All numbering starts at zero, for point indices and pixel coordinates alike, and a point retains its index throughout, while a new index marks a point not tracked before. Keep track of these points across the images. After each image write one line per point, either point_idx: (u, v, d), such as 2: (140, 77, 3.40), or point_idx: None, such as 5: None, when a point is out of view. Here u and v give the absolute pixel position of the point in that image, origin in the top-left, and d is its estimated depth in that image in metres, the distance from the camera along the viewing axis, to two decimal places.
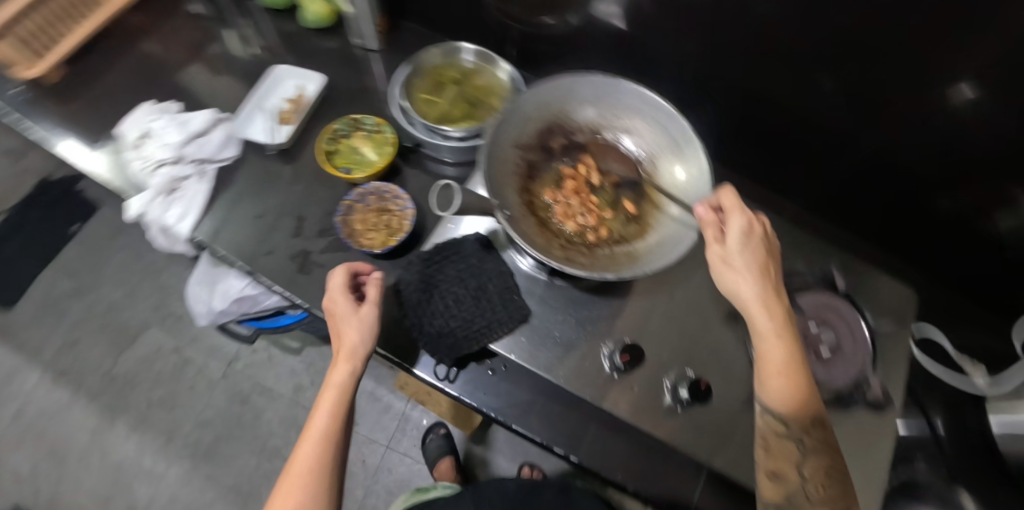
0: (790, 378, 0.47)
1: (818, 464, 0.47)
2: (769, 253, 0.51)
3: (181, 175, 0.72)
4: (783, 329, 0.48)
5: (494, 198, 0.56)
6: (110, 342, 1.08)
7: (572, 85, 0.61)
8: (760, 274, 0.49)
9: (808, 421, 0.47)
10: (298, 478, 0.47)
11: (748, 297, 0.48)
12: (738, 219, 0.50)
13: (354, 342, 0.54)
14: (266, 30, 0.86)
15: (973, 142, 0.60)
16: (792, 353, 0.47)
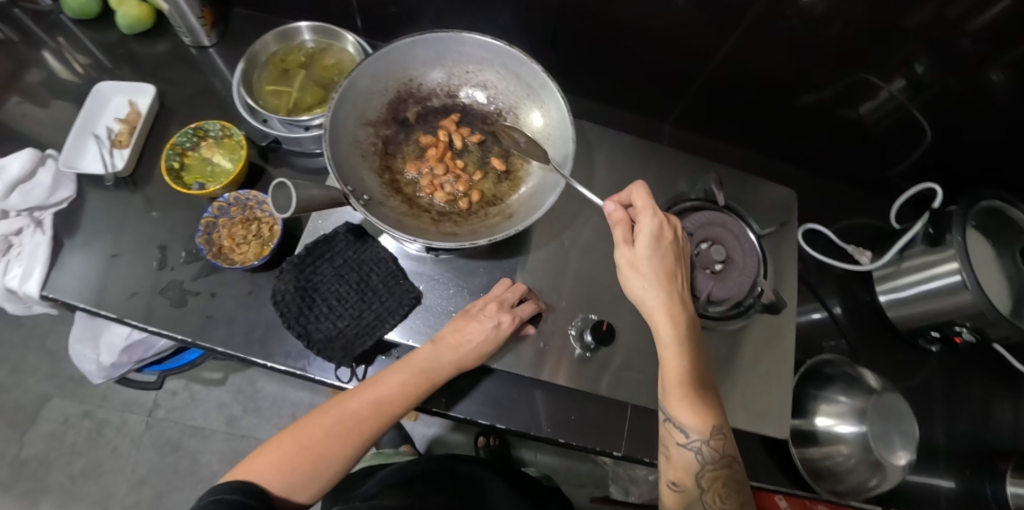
0: (690, 387, 0.48)
1: (715, 475, 0.47)
2: (678, 260, 0.50)
3: (11, 229, 0.65)
4: (688, 340, 0.48)
5: (344, 185, 0.46)
6: (7, 428, 1.13)
7: (410, 47, 0.50)
8: (664, 284, 0.48)
9: (710, 429, 0.48)
10: (332, 416, 0.46)
11: (654, 307, 0.48)
12: (647, 224, 0.47)
13: (481, 337, 0.50)
14: (84, 46, 0.82)
15: (823, 32, 0.64)
16: (693, 361, 0.48)
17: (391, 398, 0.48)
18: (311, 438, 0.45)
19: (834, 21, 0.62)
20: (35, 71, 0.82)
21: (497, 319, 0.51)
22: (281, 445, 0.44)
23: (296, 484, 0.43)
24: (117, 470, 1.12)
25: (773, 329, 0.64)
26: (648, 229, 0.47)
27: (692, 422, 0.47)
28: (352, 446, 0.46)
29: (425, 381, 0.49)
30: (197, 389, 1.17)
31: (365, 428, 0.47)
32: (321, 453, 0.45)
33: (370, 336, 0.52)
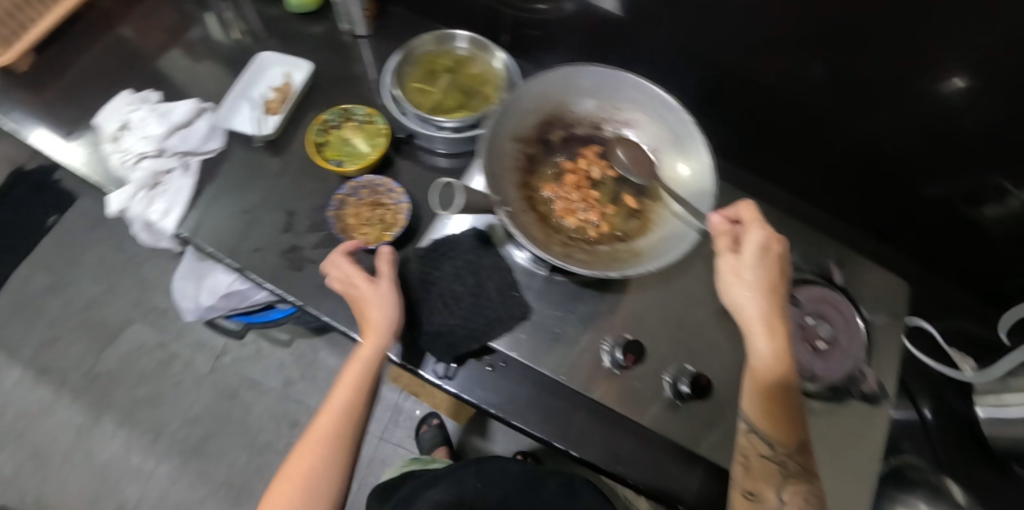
0: (781, 399, 0.43)
1: (799, 492, 0.42)
2: (782, 271, 0.46)
3: (164, 168, 0.71)
4: (783, 350, 0.44)
5: (494, 195, 0.49)
6: (91, 341, 1.23)
7: (570, 74, 0.54)
8: (767, 293, 0.45)
9: (795, 445, 0.43)
10: (318, 440, 0.47)
11: (750, 315, 0.45)
12: (757, 230, 0.45)
13: (379, 319, 0.50)
14: (249, 17, 0.90)
15: (949, 120, 0.64)
16: (789, 373, 0.44)
17: (341, 422, 0.48)
18: (299, 483, 0.45)
19: (967, 113, 0.62)
20: (206, 33, 0.92)
21: (379, 338, 0.49)
22: (273, 504, 0.44)
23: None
24: (175, 402, 1.19)
25: (869, 420, 0.61)
26: (756, 237, 0.45)
27: (778, 433, 0.43)
28: (346, 449, 0.48)
29: (348, 406, 0.49)
30: (263, 345, 1.23)
31: (339, 457, 0.47)
32: (313, 494, 0.45)
33: (477, 340, 0.54)
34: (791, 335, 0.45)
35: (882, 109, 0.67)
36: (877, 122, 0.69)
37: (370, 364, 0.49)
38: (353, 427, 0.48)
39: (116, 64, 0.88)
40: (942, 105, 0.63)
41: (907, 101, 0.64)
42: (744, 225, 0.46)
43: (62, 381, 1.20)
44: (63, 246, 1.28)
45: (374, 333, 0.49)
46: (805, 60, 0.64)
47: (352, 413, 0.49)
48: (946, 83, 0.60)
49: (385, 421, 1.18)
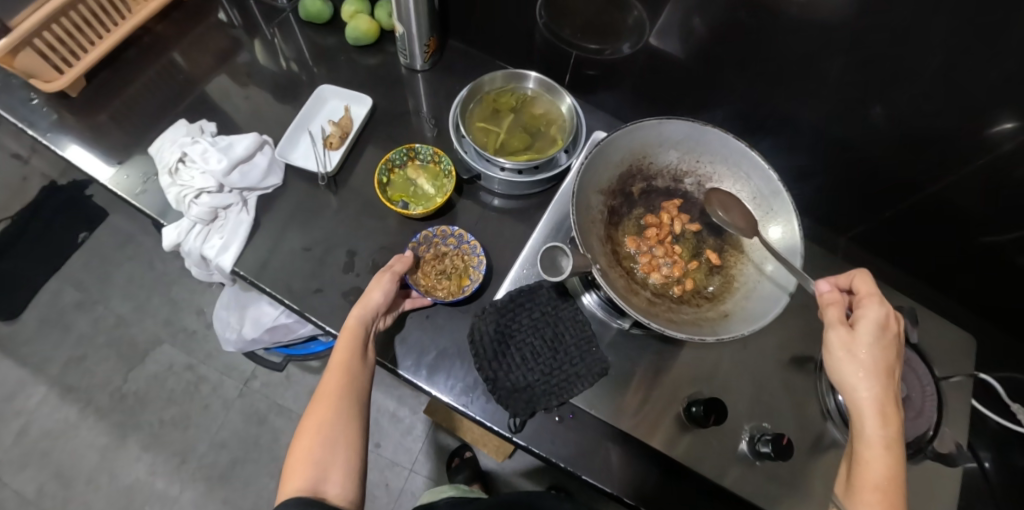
0: (892, 494, 0.42)
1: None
2: (896, 354, 0.45)
3: (222, 204, 0.70)
4: (894, 439, 0.43)
5: (585, 252, 0.48)
6: (119, 360, 1.21)
7: (659, 128, 0.53)
8: (883, 378, 0.43)
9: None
10: (326, 402, 0.50)
11: (865, 400, 0.43)
12: (875, 312, 0.44)
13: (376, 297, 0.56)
14: (301, 44, 0.89)
15: (1008, 172, 0.63)
16: (897, 464, 0.43)
17: (345, 370, 0.53)
18: (314, 433, 0.48)
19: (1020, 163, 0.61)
20: (252, 57, 0.90)
21: (368, 309, 0.56)
22: (296, 460, 0.47)
23: (325, 474, 0.46)
24: (202, 425, 1.17)
25: (945, 484, 0.60)
26: (874, 319, 0.43)
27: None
28: (352, 408, 0.51)
29: (354, 354, 0.54)
30: (293, 372, 1.22)
31: (346, 401, 0.51)
32: (330, 437, 0.48)
33: (556, 397, 0.52)
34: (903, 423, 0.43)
35: (942, 160, 0.66)
36: (927, 169, 0.68)
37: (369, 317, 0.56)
38: (356, 388, 0.52)
39: (164, 89, 0.87)
40: (1001, 155, 0.61)
41: (959, 153, 0.63)
42: (860, 302, 0.45)
43: (87, 401, 1.18)
44: (93, 263, 1.26)
45: (362, 307, 0.56)
46: (870, 108, 0.64)
47: (357, 362, 0.54)
48: (996, 128, 0.58)
49: (415, 452, 1.18)
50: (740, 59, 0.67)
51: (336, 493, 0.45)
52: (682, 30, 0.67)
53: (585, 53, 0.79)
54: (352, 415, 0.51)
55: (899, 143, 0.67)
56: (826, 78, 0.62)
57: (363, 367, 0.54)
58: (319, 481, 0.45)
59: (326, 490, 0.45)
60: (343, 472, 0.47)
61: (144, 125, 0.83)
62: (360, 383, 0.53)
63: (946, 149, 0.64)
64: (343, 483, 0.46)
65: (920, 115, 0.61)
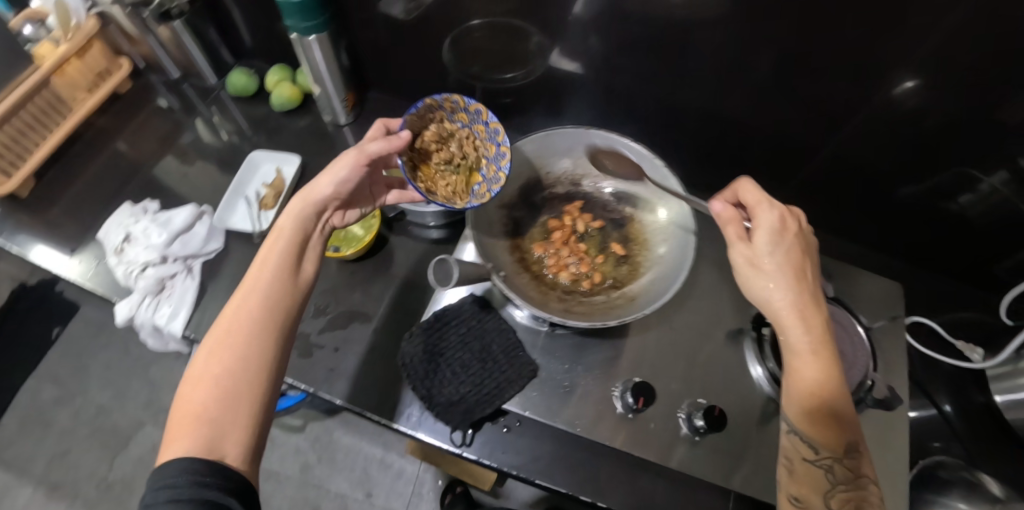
0: (828, 394, 0.44)
1: (849, 498, 0.42)
2: (806, 261, 0.48)
3: (168, 273, 0.72)
4: (820, 346, 0.45)
5: (486, 262, 0.52)
6: (103, 448, 1.21)
7: (547, 139, 0.58)
8: (797, 287, 0.46)
9: (841, 444, 0.44)
10: (236, 330, 0.46)
11: (782, 307, 0.46)
12: (770, 218, 0.47)
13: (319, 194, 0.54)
14: (236, 116, 0.95)
15: (916, 122, 0.66)
16: (830, 368, 0.45)
17: (259, 304, 0.48)
18: (208, 376, 0.43)
19: (927, 114, 0.65)
20: (196, 136, 0.95)
21: (307, 209, 0.53)
22: (184, 413, 0.42)
23: (224, 432, 0.41)
24: None
25: (888, 428, 0.61)
26: (767, 228, 0.47)
27: (826, 433, 0.43)
28: (271, 339, 0.47)
29: (274, 282, 0.49)
30: (276, 433, 1.23)
31: (257, 339, 0.46)
32: (234, 386, 0.43)
33: (489, 405, 0.54)
34: (830, 328, 0.46)
35: (851, 122, 0.70)
36: (844, 138, 0.73)
37: (294, 241, 0.52)
38: (276, 311, 0.48)
39: (109, 175, 0.91)
40: (904, 109, 0.65)
41: (868, 111, 0.67)
42: (753, 211, 0.48)
43: (74, 495, 1.17)
44: (69, 356, 1.28)
45: (304, 203, 0.54)
46: (765, 85, 0.69)
47: (276, 292, 0.49)
48: (898, 88, 0.63)
49: (407, 495, 1.19)
50: (633, 62, 0.72)
51: (237, 453, 0.41)
52: (572, 46, 0.73)
53: (493, 84, 0.84)
54: (269, 347, 0.46)
55: (812, 117, 0.71)
56: (718, 62, 0.67)
57: (283, 295, 0.49)
58: (216, 439, 0.41)
59: (225, 450, 0.41)
60: (245, 428, 0.42)
61: (91, 213, 0.87)
62: (280, 319, 0.48)
63: (858, 115, 0.69)
64: (244, 442, 0.42)
65: (826, 90, 0.66)
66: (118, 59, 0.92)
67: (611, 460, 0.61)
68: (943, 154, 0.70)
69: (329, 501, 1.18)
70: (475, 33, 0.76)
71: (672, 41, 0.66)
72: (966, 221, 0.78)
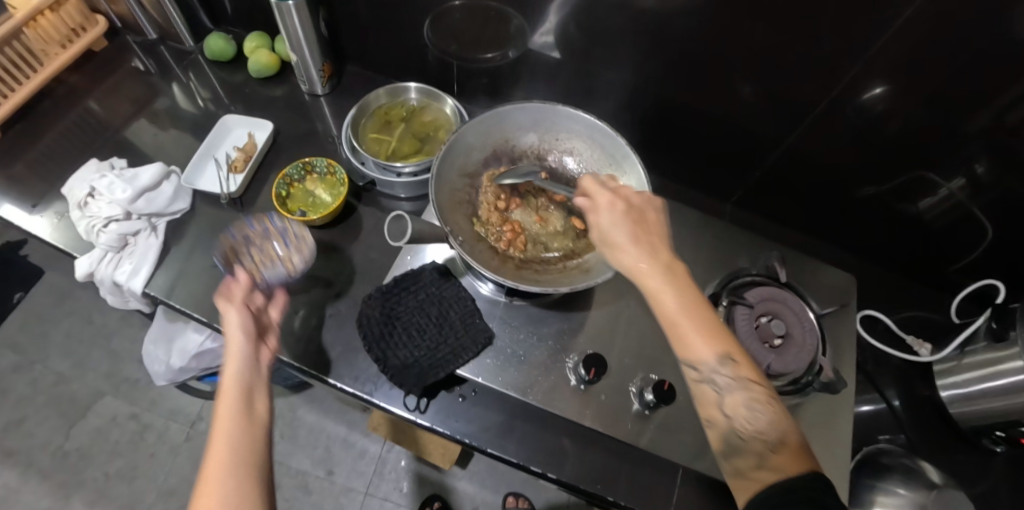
0: (691, 324, 0.42)
1: (741, 400, 0.42)
2: (641, 221, 0.46)
3: (131, 230, 0.70)
4: (672, 280, 0.43)
5: (444, 225, 0.53)
6: (61, 418, 1.18)
7: (510, 113, 0.59)
8: (640, 242, 0.45)
9: (721, 358, 0.42)
10: (230, 430, 0.43)
11: (631, 263, 0.44)
12: (603, 198, 0.47)
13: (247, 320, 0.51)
14: (213, 81, 0.94)
15: (877, 125, 0.69)
16: (689, 302, 0.43)
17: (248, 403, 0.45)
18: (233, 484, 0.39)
19: (894, 119, 0.67)
20: (173, 102, 0.93)
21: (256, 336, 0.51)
22: None
23: None
24: (151, 474, 1.15)
25: (835, 411, 0.62)
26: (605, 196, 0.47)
27: (702, 353, 0.42)
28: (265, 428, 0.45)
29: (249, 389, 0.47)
30: None
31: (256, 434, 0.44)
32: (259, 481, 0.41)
33: (441, 369, 0.57)
34: (679, 268, 0.44)
35: (812, 122, 0.72)
36: (811, 138, 0.75)
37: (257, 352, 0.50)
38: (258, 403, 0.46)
39: (74, 132, 0.88)
40: (864, 109, 0.67)
41: (829, 110, 0.70)
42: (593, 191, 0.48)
43: (28, 463, 1.13)
44: (30, 323, 1.25)
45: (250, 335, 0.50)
46: (737, 81, 0.70)
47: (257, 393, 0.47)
48: (867, 94, 0.65)
49: (368, 474, 1.20)
50: (612, 51, 0.73)
51: None
52: (551, 29, 0.73)
53: (469, 64, 0.85)
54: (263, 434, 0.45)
55: (789, 121, 0.74)
56: (695, 54, 0.68)
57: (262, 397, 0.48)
58: None
59: None
60: None
61: (53, 168, 0.83)
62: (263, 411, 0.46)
63: (834, 121, 0.71)
64: None
65: (805, 98, 0.69)
66: (94, 16, 0.89)
67: (559, 433, 0.64)
68: (905, 159, 0.73)
69: (290, 478, 1.17)
70: (456, 15, 0.76)
71: (649, 29, 0.67)
72: (924, 225, 0.81)
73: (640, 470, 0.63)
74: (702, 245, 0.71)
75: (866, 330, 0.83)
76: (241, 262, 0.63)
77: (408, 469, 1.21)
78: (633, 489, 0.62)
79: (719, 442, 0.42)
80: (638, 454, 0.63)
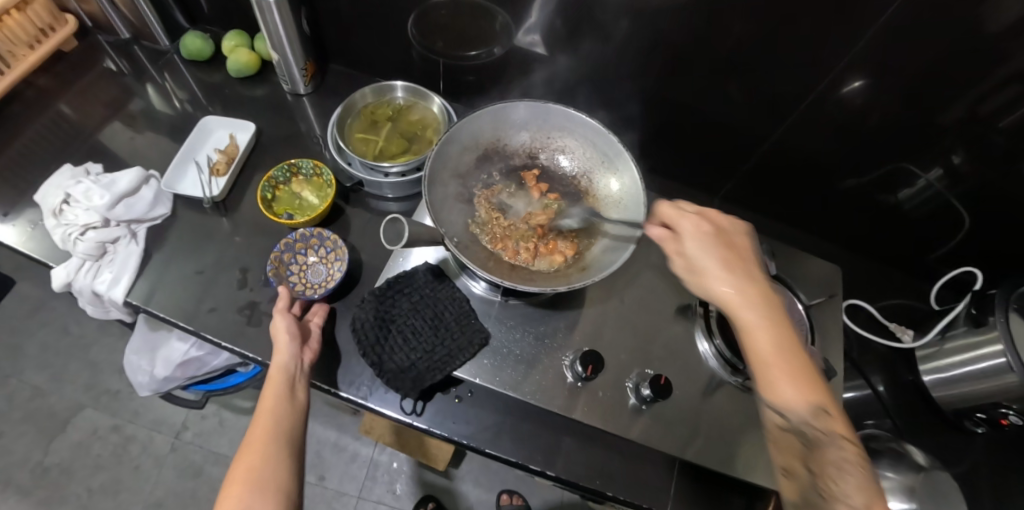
0: (784, 366, 0.42)
1: (833, 460, 0.40)
2: (736, 253, 0.47)
3: (110, 238, 0.68)
4: (768, 318, 0.44)
5: (439, 226, 0.52)
6: (39, 433, 1.14)
7: (504, 112, 0.58)
8: (732, 270, 0.45)
9: (812, 408, 0.41)
10: (262, 436, 0.50)
11: (726, 294, 0.44)
12: (688, 227, 0.47)
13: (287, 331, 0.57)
14: (191, 81, 0.91)
15: (858, 118, 0.71)
16: (786, 348, 0.43)
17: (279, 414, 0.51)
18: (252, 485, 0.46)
19: (874, 113, 0.69)
20: (148, 103, 0.90)
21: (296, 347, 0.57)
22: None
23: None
24: (137, 487, 1.12)
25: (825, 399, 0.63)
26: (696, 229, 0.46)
27: (792, 399, 0.41)
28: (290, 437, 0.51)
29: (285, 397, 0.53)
30: (226, 416, 1.20)
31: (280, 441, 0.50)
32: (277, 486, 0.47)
33: (438, 371, 0.56)
34: (771, 301, 0.45)
35: (797, 116, 0.73)
36: (794, 131, 0.76)
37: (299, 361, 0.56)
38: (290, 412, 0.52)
39: (45, 136, 0.84)
40: (847, 102, 0.68)
41: (812, 104, 0.71)
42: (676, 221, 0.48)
43: (5, 481, 1.09)
44: (3, 335, 1.20)
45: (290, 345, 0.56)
46: (725, 76, 0.70)
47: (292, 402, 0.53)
48: (847, 87, 0.66)
49: (361, 478, 1.18)
50: (600, 49, 0.73)
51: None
52: (538, 26, 0.73)
53: (455, 61, 0.84)
54: (288, 442, 0.50)
55: (773, 114, 0.74)
56: (682, 50, 0.68)
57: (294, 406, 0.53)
58: None
59: None
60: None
61: (24, 175, 0.80)
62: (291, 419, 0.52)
63: (818, 115, 0.72)
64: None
65: (790, 92, 0.70)
66: (63, 15, 0.86)
67: (556, 430, 0.64)
68: (885, 151, 0.74)
69: None
70: (441, 12, 0.75)
71: (637, 26, 0.67)
72: (905, 215, 0.83)
73: (636, 464, 0.63)
74: None
75: (851, 319, 0.86)
76: (285, 278, 0.66)
77: (401, 471, 1.20)
78: (631, 482, 0.62)
79: (794, 495, 0.41)
80: (635, 449, 0.64)
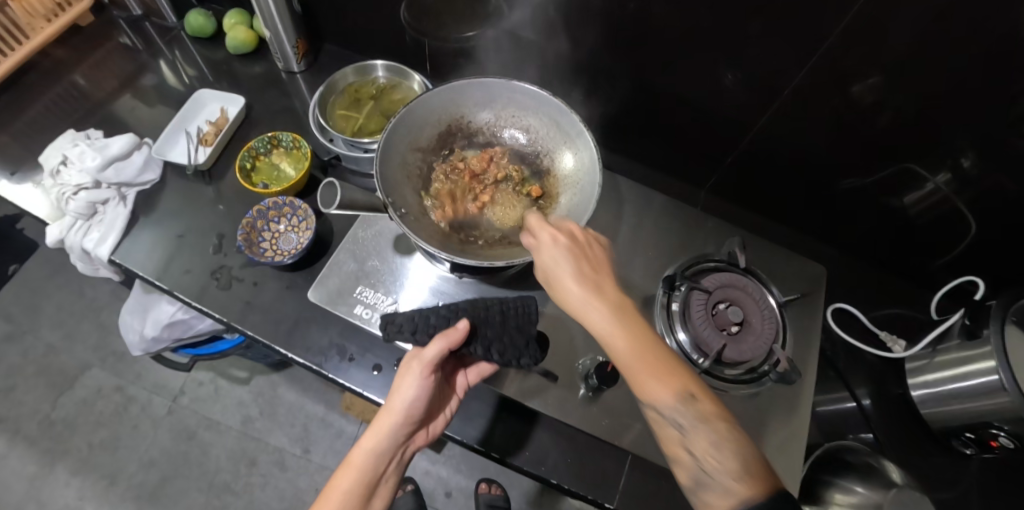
0: (642, 364, 0.43)
1: (707, 440, 0.41)
2: (583, 256, 0.48)
3: (100, 198, 0.72)
4: (621, 321, 0.45)
5: (386, 197, 0.52)
6: (49, 387, 1.21)
7: (464, 88, 0.57)
8: (586, 276, 0.46)
9: (678, 394, 0.42)
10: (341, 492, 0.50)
11: (578, 302, 0.46)
12: (543, 237, 0.49)
13: (407, 403, 0.51)
14: (194, 57, 0.95)
15: (862, 115, 0.67)
16: (643, 344, 0.44)
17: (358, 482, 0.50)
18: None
19: (883, 109, 0.65)
20: (155, 77, 0.94)
21: (402, 420, 0.52)
22: None
23: None
24: (133, 446, 1.17)
25: (790, 399, 0.61)
26: (550, 241, 0.48)
27: (663, 394, 0.42)
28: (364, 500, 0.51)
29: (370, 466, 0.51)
30: (222, 384, 1.24)
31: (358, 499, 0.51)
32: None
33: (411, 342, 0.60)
34: (622, 304, 0.46)
35: (794, 109, 0.70)
36: (793, 125, 0.73)
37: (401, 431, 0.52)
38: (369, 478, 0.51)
39: (56, 104, 0.89)
40: (849, 95, 0.64)
41: (812, 97, 0.67)
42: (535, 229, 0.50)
43: (15, 430, 1.16)
44: (24, 294, 1.28)
45: (390, 416, 0.52)
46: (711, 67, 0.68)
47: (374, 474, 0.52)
48: (859, 84, 0.63)
49: (344, 453, 1.20)
50: (582, 35, 0.72)
51: None
52: (519, 10, 0.72)
53: (441, 43, 0.84)
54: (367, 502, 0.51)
55: (772, 107, 0.71)
56: (663, 37, 0.66)
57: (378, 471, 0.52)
58: None
59: None
60: None
61: (34, 139, 0.85)
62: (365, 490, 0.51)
63: (818, 108, 0.68)
64: None
65: (791, 83, 0.66)
66: None
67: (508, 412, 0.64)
68: (891, 150, 0.70)
69: (266, 454, 1.19)
70: None
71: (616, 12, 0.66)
72: (909, 219, 0.79)
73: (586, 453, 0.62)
74: (663, 230, 0.70)
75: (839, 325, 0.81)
76: (255, 243, 0.67)
77: None
78: (580, 471, 0.61)
79: (687, 481, 0.42)
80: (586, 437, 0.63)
